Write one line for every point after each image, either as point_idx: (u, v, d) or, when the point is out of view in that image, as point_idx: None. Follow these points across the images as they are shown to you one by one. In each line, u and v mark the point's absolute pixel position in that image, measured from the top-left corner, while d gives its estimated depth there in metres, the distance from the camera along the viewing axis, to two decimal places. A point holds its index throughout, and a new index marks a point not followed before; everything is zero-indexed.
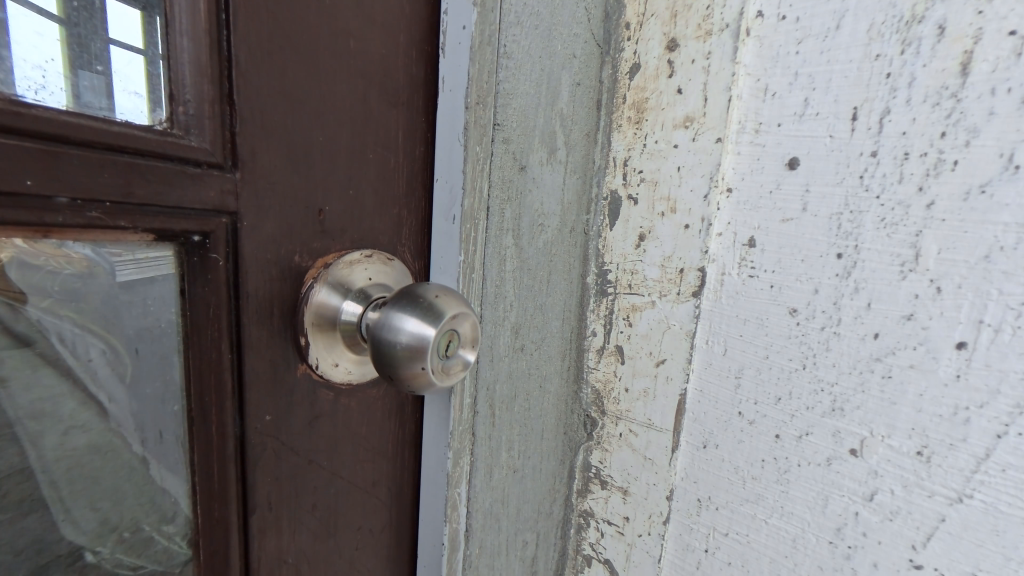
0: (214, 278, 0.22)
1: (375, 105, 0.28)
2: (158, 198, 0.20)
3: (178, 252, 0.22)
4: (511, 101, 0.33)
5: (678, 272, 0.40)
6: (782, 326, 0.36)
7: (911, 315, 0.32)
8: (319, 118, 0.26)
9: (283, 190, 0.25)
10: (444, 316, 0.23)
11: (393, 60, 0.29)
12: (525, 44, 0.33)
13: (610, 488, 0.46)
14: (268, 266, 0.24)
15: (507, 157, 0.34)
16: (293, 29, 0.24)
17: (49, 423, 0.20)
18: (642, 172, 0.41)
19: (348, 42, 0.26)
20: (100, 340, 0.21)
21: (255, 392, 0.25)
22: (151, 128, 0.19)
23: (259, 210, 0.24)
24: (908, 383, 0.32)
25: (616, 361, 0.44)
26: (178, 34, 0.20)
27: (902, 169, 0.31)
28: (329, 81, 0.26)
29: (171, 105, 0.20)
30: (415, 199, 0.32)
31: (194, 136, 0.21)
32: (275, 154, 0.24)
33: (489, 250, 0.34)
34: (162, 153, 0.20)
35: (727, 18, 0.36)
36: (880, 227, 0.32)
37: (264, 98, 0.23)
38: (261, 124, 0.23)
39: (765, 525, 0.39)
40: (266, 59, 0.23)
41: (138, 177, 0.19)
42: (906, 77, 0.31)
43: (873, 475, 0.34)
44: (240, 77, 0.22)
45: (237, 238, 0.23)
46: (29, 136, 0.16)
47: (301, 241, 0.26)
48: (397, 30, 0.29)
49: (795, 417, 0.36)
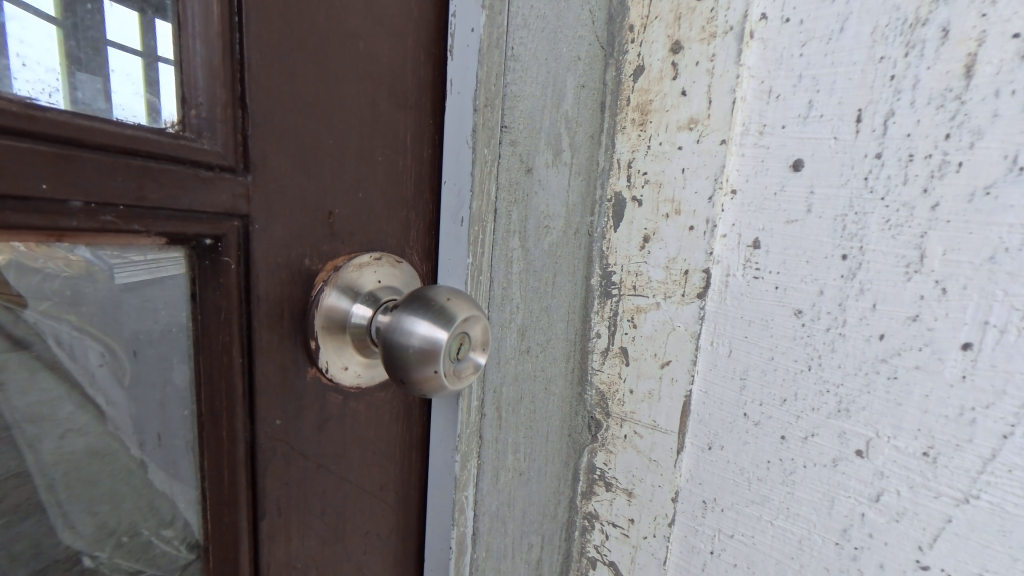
0: (226, 281, 0.22)
1: (384, 108, 0.28)
2: (171, 201, 0.20)
3: (189, 256, 0.22)
4: (517, 103, 0.33)
5: (682, 274, 0.40)
6: (788, 327, 0.36)
7: (917, 316, 0.32)
8: (330, 121, 0.26)
9: (294, 193, 0.24)
10: (456, 319, 0.23)
11: (402, 63, 0.29)
12: (531, 47, 0.33)
13: (615, 490, 0.45)
14: (279, 270, 0.24)
15: (514, 159, 0.34)
16: (305, 32, 0.24)
17: (48, 425, 0.19)
18: (646, 174, 0.41)
19: (358, 44, 0.26)
20: (100, 342, 0.20)
21: (266, 396, 0.25)
22: (163, 131, 0.19)
23: (270, 213, 0.24)
24: (914, 383, 0.32)
25: (620, 362, 0.44)
26: (190, 37, 0.20)
27: (907, 170, 0.31)
28: (340, 84, 0.26)
29: (183, 109, 0.20)
30: (423, 202, 0.32)
31: (206, 140, 0.21)
32: (286, 157, 0.24)
33: (496, 253, 0.34)
34: (175, 157, 0.19)
35: (731, 20, 0.36)
36: (884, 228, 0.32)
37: (275, 102, 0.23)
38: (272, 126, 0.23)
39: (771, 526, 0.39)
40: (278, 61, 0.23)
41: (151, 181, 0.19)
42: (910, 79, 0.31)
43: (879, 476, 0.34)
44: (252, 79, 0.22)
45: (249, 242, 0.23)
46: (43, 140, 0.16)
47: (311, 244, 0.26)
48: (406, 32, 0.29)
49: (801, 419, 0.36)
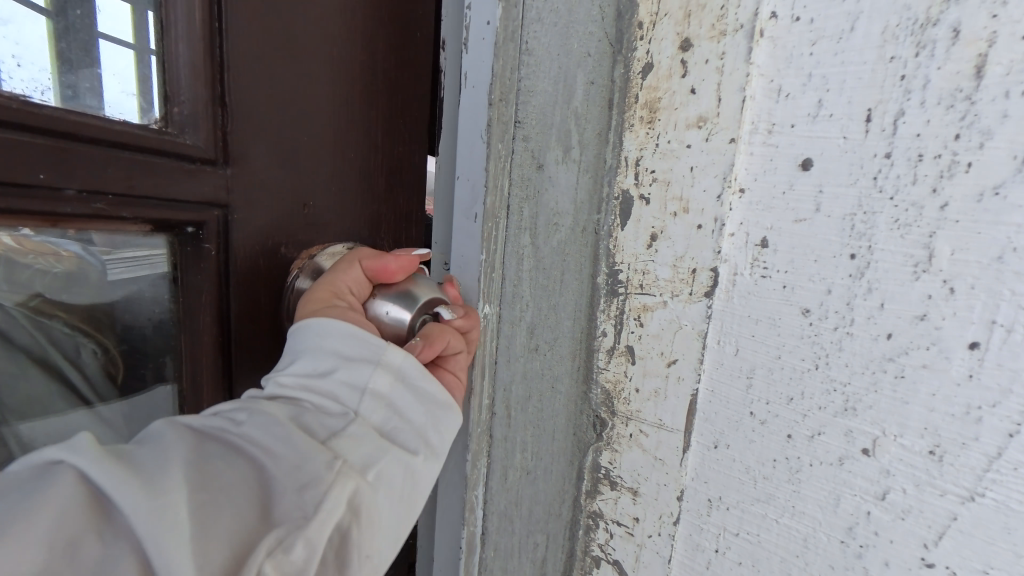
0: (206, 262, 0.29)
1: (349, 111, 0.35)
2: (158, 192, 0.25)
3: (174, 242, 0.28)
4: (529, 97, 0.40)
5: (690, 272, 0.40)
6: (795, 326, 0.36)
7: (924, 315, 0.32)
8: (301, 121, 0.32)
9: (270, 183, 0.31)
10: (418, 299, 0.32)
11: (365, 69, 0.35)
12: (544, 41, 0.39)
13: (620, 488, 0.45)
14: (255, 253, 0.31)
15: (525, 155, 0.41)
16: (278, 41, 0.29)
17: (39, 410, 0.26)
18: (654, 172, 0.41)
19: (325, 51, 0.32)
20: (92, 339, 0.28)
21: (242, 360, 0.31)
22: (150, 128, 0.25)
23: (249, 202, 0.30)
24: (920, 382, 0.32)
25: (626, 361, 0.44)
26: (179, 45, 0.26)
27: (916, 171, 0.32)
28: (310, 88, 0.32)
29: (170, 107, 0.26)
30: (382, 196, 0.38)
31: (189, 135, 0.26)
32: (263, 150, 0.30)
33: (509, 249, 0.41)
34: (161, 150, 0.25)
35: (741, 19, 0.36)
36: (892, 228, 0.33)
37: (253, 102, 0.29)
38: (245, 121, 0.29)
39: (776, 524, 0.39)
40: (253, 67, 0.29)
41: (141, 172, 0.24)
42: (921, 80, 0.31)
43: (885, 474, 0.34)
44: (232, 84, 0.28)
45: (228, 228, 0.29)
46: (42, 133, 0.21)
47: (285, 234, 0.32)
48: (369, 41, 0.35)
49: (807, 417, 0.36)
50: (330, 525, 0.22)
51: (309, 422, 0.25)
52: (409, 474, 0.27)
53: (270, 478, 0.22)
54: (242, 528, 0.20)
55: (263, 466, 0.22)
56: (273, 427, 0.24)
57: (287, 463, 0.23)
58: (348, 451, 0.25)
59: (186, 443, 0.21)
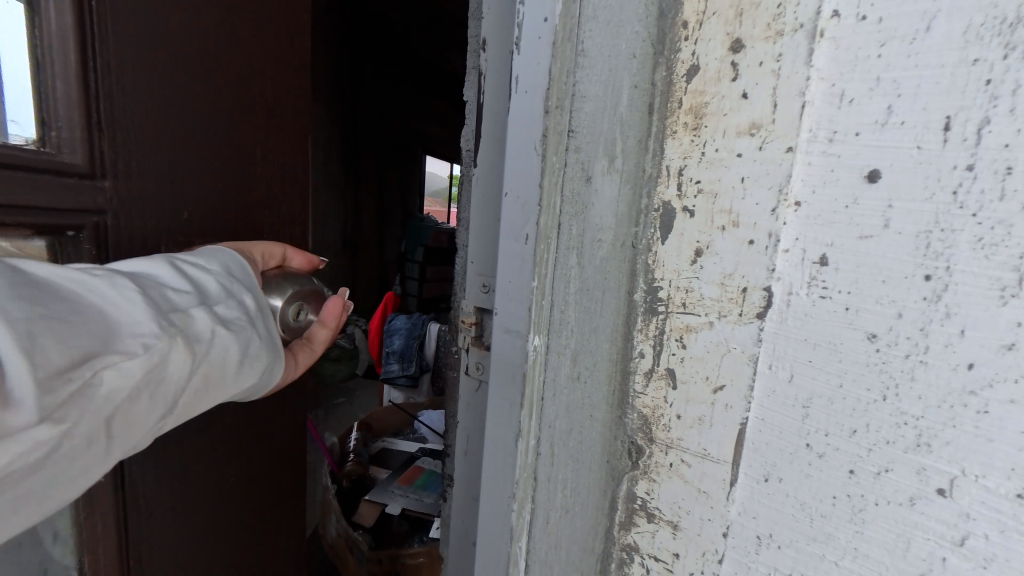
0: (85, 253, 0.44)
1: (199, 142, 0.54)
2: (36, 200, 0.40)
3: (55, 243, 0.42)
4: (584, 101, 0.40)
5: (739, 291, 0.37)
6: (859, 352, 0.33)
7: (1013, 344, 0.28)
8: (162, 146, 0.50)
9: (145, 193, 0.49)
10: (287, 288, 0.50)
11: (203, 109, 0.54)
12: (597, 39, 0.39)
13: (658, 521, 0.42)
14: (135, 246, 0.48)
15: (575, 164, 0.40)
16: (140, 93, 0.47)
17: None
18: (699, 183, 0.38)
19: (174, 99, 0.51)
20: None
21: None
22: (31, 150, 0.39)
23: (124, 209, 0.47)
24: (1008, 420, 0.29)
25: (666, 385, 0.41)
26: (55, 93, 0.41)
27: (1006, 185, 0.28)
28: (167, 124, 0.50)
29: (47, 136, 0.41)
30: (228, 201, 0.58)
31: (68, 159, 0.42)
32: (138, 169, 0.48)
33: (557, 274, 0.42)
34: (39, 165, 0.40)
35: (800, 18, 0.33)
36: (977, 248, 0.29)
37: (121, 133, 0.46)
38: (116, 147, 0.46)
39: (835, 568, 0.35)
40: (121, 110, 0.46)
41: (25, 182, 0.39)
42: (1012, 83, 0.27)
43: (964, 518, 0.31)
44: (103, 122, 0.44)
45: (102, 231, 0.45)
46: None
47: (163, 237, 0.51)
48: (206, 91, 0.54)
49: (872, 451, 0.33)
50: (149, 363, 0.33)
51: (160, 298, 0.36)
52: (231, 357, 0.40)
53: (109, 326, 0.31)
54: (85, 346, 0.29)
55: (104, 308, 0.32)
56: (104, 285, 0.33)
57: (133, 318, 0.33)
58: (184, 322, 0.36)
59: (54, 285, 0.30)
